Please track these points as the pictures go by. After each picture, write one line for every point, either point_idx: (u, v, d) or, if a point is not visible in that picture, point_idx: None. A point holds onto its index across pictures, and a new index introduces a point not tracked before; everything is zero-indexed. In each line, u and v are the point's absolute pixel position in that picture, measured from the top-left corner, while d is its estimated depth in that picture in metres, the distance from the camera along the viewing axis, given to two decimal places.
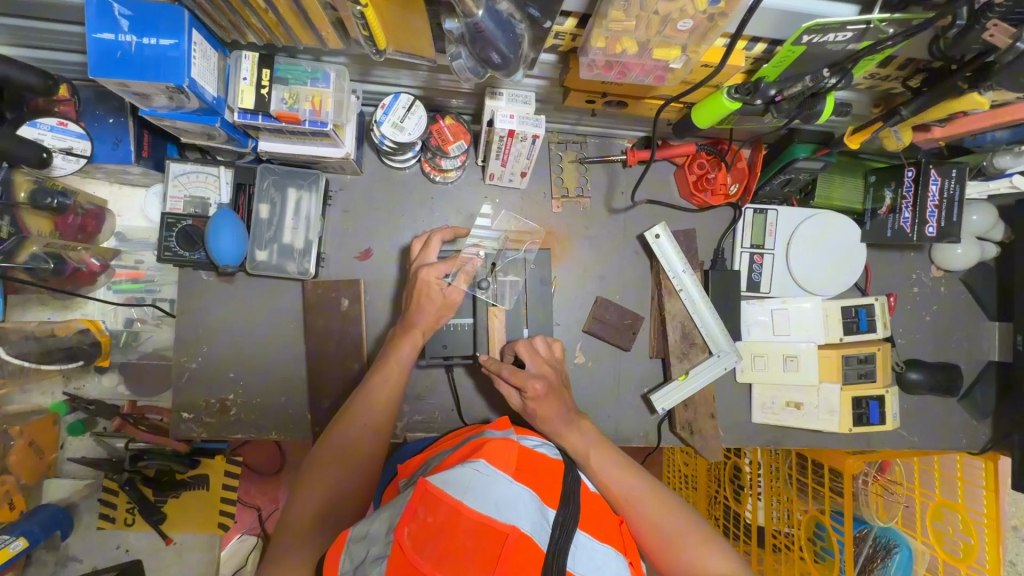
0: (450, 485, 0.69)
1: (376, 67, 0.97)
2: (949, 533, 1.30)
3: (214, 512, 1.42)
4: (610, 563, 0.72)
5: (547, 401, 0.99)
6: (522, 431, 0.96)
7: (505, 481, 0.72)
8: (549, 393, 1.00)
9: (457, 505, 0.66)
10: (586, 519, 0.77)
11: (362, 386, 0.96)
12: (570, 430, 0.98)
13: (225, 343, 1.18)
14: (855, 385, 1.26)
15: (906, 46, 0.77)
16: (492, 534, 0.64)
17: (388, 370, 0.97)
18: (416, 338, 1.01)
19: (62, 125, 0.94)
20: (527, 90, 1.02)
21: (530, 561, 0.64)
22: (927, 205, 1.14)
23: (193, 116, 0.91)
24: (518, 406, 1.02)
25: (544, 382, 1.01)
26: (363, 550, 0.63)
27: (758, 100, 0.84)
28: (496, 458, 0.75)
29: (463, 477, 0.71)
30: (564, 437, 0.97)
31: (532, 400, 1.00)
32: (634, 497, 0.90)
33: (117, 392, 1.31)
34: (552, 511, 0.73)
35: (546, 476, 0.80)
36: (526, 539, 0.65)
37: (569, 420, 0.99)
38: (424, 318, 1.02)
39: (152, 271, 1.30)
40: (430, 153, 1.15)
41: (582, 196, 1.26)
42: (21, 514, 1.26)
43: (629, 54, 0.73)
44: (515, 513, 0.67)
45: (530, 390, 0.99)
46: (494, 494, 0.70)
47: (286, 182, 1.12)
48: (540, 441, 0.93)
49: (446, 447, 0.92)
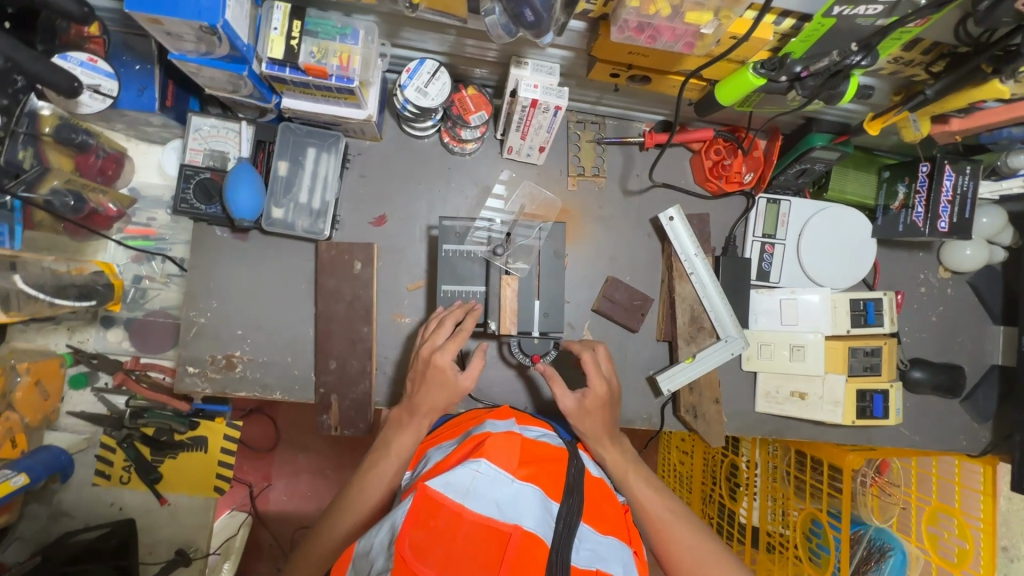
0: (450, 488, 0.69)
1: (405, 28, 0.98)
2: (944, 538, 1.31)
3: (210, 475, 1.40)
4: (616, 555, 0.74)
5: (600, 407, 1.03)
6: (523, 423, 0.99)
7: (506, 480, 0.72)
8: (606, 400, 1.03)
9: (458, 509, 0.67)
10: (590, 512, 0.80)
11: (360, 471, 0.96)
12: (608, 439, 1.03)
13: (234, 299, 1.18)
14: (860, 377, 1.27)
15: (933, 26, 0.78)
16: (495, 536, 0.65)
17: (383, 466, 0.95)
18: (417, 430, 0.99)
19: (92, 62, 0.96)
20: (552, 61, 1.03)
21: (535, 559, 0.65)
22: (941, 200, 1.14)
23: (220, 63, 0.92)
24: (571, 409, 1.01)
25: (605, 387, 1.04)
26: (367, 565, 0.65)
27: (784, 76, 0.85)
28: (496, 456, 0.75)
29: (462, 479, 0.70)
30: (604, 446, 1.01)
31: (590, 399, 1.02)
32: (668, 517, 0.96)
33: (122, 348, 1.34)
34: (556, 505, 0.75)
35: (547, 468, 0.81)
36: (529, 537, 0.66)
37: (613, 434, 1.03)
38: (433, 399, 0.99)
39: (164, 229, 1.31)
40: (450, 122, 1.16)
41: (598, 175, 1.27)
42: (21, 453, 1.23)
43: (661, 17, 0.75)
44: (518, 511, 0.68)
45: (595, 387, 1.02)
46: (496, 493, 0.70)
47: (307, 142, 1.14)
48: (541, 432, 0.97)
49: (448, 440, 0.95)
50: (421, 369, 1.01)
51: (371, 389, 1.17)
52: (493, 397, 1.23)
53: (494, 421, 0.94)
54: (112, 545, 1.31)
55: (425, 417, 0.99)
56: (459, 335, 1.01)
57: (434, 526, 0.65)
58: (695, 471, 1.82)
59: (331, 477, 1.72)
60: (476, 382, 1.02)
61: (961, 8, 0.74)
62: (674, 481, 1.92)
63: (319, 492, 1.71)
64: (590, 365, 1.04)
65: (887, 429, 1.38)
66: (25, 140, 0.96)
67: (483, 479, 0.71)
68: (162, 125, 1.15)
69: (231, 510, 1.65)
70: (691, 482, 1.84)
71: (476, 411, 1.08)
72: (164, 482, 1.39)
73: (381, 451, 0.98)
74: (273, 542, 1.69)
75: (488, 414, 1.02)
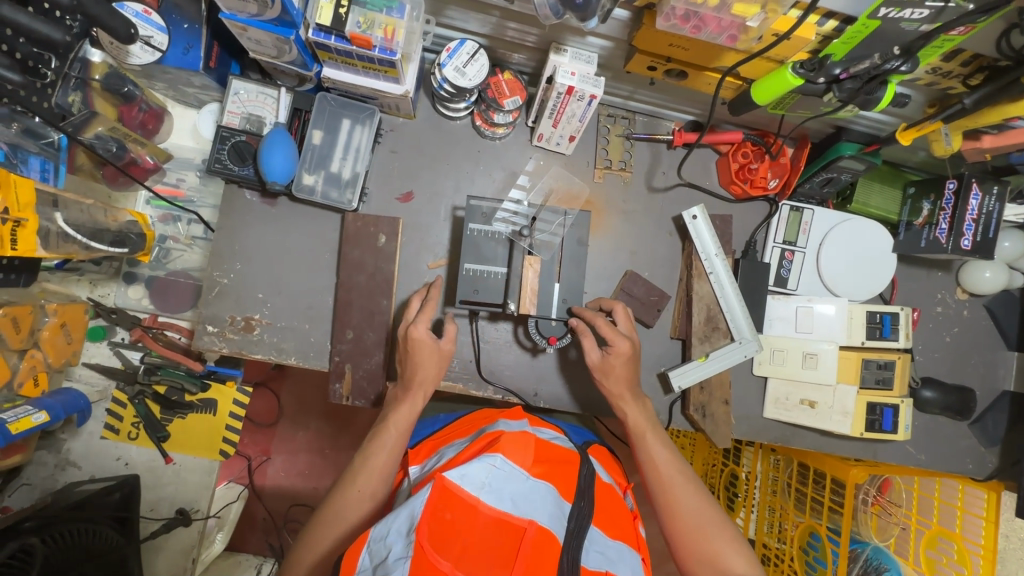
0: (466, 480, 0.68)
1: (450, 6, 0.99)
2: (942, 563, 1.29)
3: (217, 438, 1.41)
4: (625, 561, 0.75)
5: (624, 364, 1.07)
6: (536, 424, 1.00)
7: (521, 477, 0.73)
8: (629, 356, 1.07)
9: (474, 503, 0.67)
10: (600, 516, 0.80)
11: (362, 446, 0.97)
12: (633, 401, 1.08)
13: (259, 263, 1.20)
14: (871, 390, 1.27)
15: (975, 36, 0.79)
16: (510, 530, 0.65)
17: (385, 436, 0.97)
18: (417, 401, 1.01)
19: (146, 13, 0.99)
20: (592, 50, 1.04)
21: (548, 556, 0.65)
22: (966, 218, 1.15)
23: (268, 26, 0.94)
24: (595, 362, 1.08)
25: (628, 345, 1.07)
26: (384, 551, 0.63)
27: (822, 78, 0.85)
28: (512, 452, 0.75)
29: (479, 473, 0.70)
30: (627, 404, 1.08)
31: (613, 356, 1.06)
32: (676, 477, 0.98)
33: (141, 305, 1.38)
34: (569, 505, 0.75)
35: (559, 468, 0.82)
36: (543, 533, 0.66)
37: (634, 392, 1.09)
38: (424, 373, 1.03)
39: (192, 191, 1.35)
40: (484, 105, 1.17)
41: (624, 169, 1.29)
42: (42, 392, 1.25)
43: (708, 7, 0.76)
44: (531, 507, 0.69)
45: (618, 347, 1.06)
46: (511, 489, 0.70)
47: (342, 113, 1.16)
48: (553, 435, 0.97)
49: (459, 437, 0.95)
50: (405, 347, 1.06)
51: (385, 362, 1.18)
52: (504, 380, 1.24)
53: (507, 419, 0.95)
54: (115, 499, 1.29)
55: (419, 391, 1.03)
56: (427, 308, 1.08)
57: (450, 520, 0.65)
58: None
59: (329, 458, 1.72)
60: (456, 346, 1.08)
61: (1006, 18, 0.75)
62: None
63: (316, 471, 1.71)
64: (608, 329, 1.07)
65: (894, 446, 1.38)
66: (76, 84, 1.01)
67: (498, 474, 0.71)
68: (202, 87, 1.18)
69: (229, 480, 1.65)
70: None
71: (488, 411, 1.07)
72: (171, 442, 1.41)
73: (381, 424, 0.99)
74: (267, 517, 1.68)
75: (500, 413, 1.00)
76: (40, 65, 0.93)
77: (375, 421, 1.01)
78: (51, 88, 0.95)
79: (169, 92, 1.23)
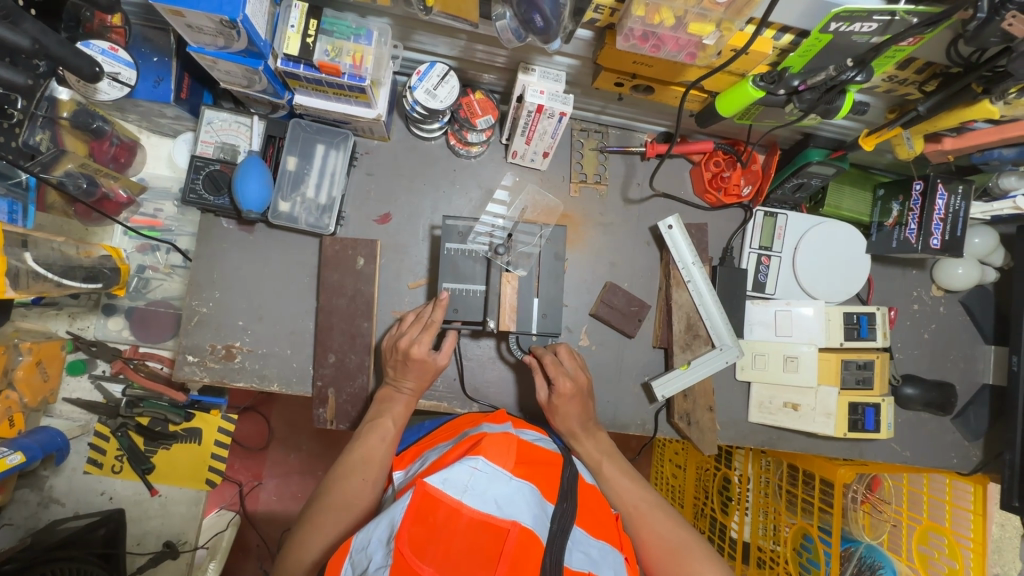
0: (448, 485, 0.65)
1: (418, 31, 1.01)
2: (934, 557, 1.29)
3: (203, 467, 1.40)
4: (608, 560, 0.74)
5: (571, 402, 1.10)
6: (519, 426, 1.00)
7: (505, 478, 0.69)
8: (574, 395, 1.09)
9: (456, 505, 0.64)
10: (583, 516, 0.80)
11: (357, 440, 1.00)
12: (585, 435, 1.10)
13: (238, 290, 1.20)
14: (852, 390, 1.29)
15: (926, 46, 0.81)
16: (493, 533, 0.63)
17: (382, 429, 1.02)
18: (409, 399, 1.08)
19: (113, 50, 1.00)
20: (559, 69, 1.05)
21: (532, 559, 0.63)
22: (934, 218, 1.17)
23: (237, 58, 0.94)
24: (543, 402, 1.12)
25: (573, 383, 1.10)
26: (365, 561, 0.61)
27: (782, 89, 0.88)
28: (495, 453, 0.71)
29: (461, 477, 0.67)
30: (579, 439, 1.09)
31: (558, 397, 1.09)
32: (643, 506, 0.99)
33: (121, 336, 1.38)
34: (551, 507, 0.74)
35: (542, 469, 0.81)
36: (527, 534, 0.64)
37: (586, 426, 1.10)
38: (411, 382, 1.09)
39: (170, 220, 1.35)
40: (457, 125, 1.19)
41: (599, 182, 1.30)
42: (19, 433, 1.24)
43: (665, 26, 0.79)
44: (516, 509, 0.66)
45: (560, 387, 1.08)
46: (495, 492, 0.67)
47: (315, 139, 1.17)
48: (536, 437, 0.97)
49: (443, 442, 0.94)
50: (394, 356, 1.11)
51: (368, 384, 1.18)
52: (489, 397, 1.25)
53: (491, 423, 0.96)
54: (99, 536, 1.27)
55: (411, 394, 1.09)
56: (428, 325, 1.09)
57: (433, 522, 0.63)
58: (687, 484, 1.76)
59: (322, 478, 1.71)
60: (451, 361, 1.11)
61: (952, 29, 0.77)
62: (665, 491, 1.85)
63: (306, 492, 1.69)
64: (553, 367, 1.10)
65: (879, 444, 1.38)
66: (44, 123, 1.02)
67: (481, 477, 0.67)
68: (175, 118, 1.18)
69: (220, 507, 1.64)
70: (682, 496, 1.79)
71: (473, 414, 1.07)
72: (156, 473, 1.40)
73: (377, 419, 1.04)
74: (261, 543, 1.66)
75: (484, 417, 1.00)
76: (6, 106, 0.94)
77: (370, 417, 1.05)
78: (19, 127, 0.97)
79: (142, 123, 1.24)
